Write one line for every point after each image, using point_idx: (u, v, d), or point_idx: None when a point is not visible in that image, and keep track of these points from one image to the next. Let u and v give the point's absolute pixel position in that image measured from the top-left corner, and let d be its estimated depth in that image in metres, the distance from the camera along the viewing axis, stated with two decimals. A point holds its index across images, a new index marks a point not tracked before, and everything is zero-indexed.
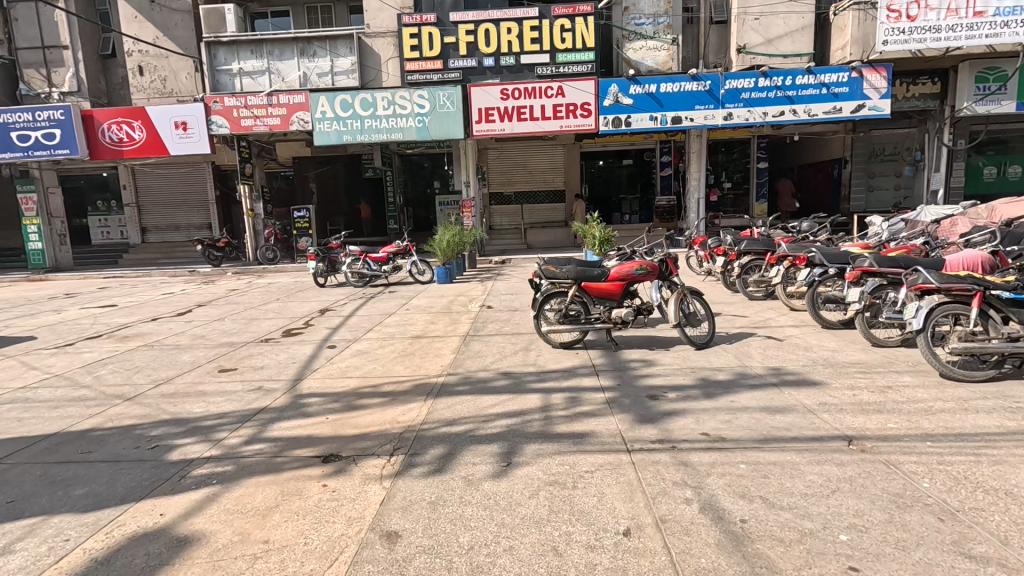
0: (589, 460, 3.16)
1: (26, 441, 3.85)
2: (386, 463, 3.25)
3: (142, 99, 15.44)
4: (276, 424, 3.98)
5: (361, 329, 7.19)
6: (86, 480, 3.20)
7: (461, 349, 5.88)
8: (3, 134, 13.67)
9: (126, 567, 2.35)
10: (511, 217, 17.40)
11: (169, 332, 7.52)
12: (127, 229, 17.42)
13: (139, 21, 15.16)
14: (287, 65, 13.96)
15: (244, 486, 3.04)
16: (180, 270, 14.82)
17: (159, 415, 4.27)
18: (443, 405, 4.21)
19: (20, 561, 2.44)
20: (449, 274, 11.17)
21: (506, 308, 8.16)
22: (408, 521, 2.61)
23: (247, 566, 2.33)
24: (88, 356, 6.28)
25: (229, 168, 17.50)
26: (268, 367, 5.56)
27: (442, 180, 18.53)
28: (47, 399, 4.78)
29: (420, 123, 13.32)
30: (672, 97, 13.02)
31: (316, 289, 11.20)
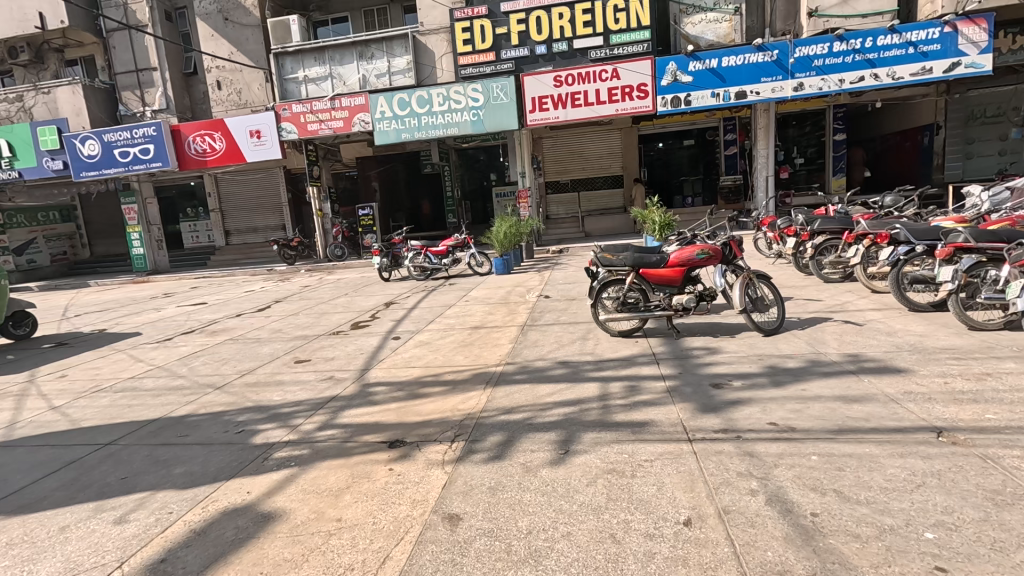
0: (648, 449, 3.11)
1: (135, 425, 4.34)
2: (447, 449, 3.36)
3: (222, 111, 16.70)
4: (346, 411, 4.23)
5: (422, 321, 7.44)
6: (185, 460, 3.57)
7: (519, 338, 5.95)
8: (107, 151, 15.17)
9: (219, 539, 2.60)
10: (568, 206, 17.26)
11: (251, 326, 8.14)
12: (213, 232, 18.94)
13: (216, 39, 16.37)
14: (348, 69, 14.54)
15: (318, 468, 3.26)
16: (260, 269, 15.95)
17: (244, 403, 4.66)
18: (501, 393, 4.29)
19: (134, 529, 2.77)
20: (507, 264, 11.27)
21: (563, 297, 8.14)
22: (469, 505, 2.70)
23: (323, 541, 2.51)
24: (184, 350, 6.94)
25: (299, 172, 18.55)
26: (338, 358, 5.90)
27: (498, 172, 18.72)
28: (152, 388, 5.34)
29: (475, 116, 13.43)
30: (735, 71, 12.33)
31: (381, 283, 11.70)
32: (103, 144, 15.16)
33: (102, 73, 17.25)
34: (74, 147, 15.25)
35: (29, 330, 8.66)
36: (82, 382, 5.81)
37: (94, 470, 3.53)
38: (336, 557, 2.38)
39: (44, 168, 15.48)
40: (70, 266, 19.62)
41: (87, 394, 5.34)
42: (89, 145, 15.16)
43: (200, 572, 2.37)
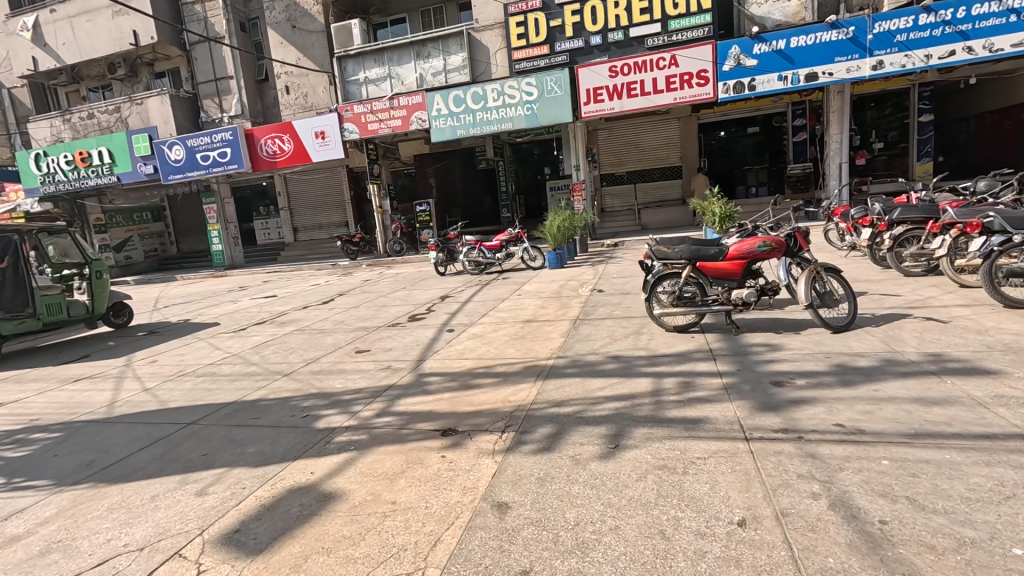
0: (701, 446, 3.03)
1: (214, 407, 4.72)
2: (497, 440, 3.42)
3: (290, 114, 17.68)
4: (402, 400, 4.39)
5: (476, 314, 7.58)
6: (256, 441, 3.84)
7: (570, 332, 5.93)
8: (190, 155, 16.44)
9: (286, 514, 2.79)
10: (624, 198, 16.93)
11: (316, 318, 8.61)
12: (283, 230, 20.12)
13: (285, 46, 17.32)
14: (405, 69, 14.94)
15: (376, 453, 3.41)
16: (325, 264, 16.77)
17: (309, 389, 4.95)
18: (552, 386, 4.30)
19: (213, 500, 3.03)
20: (560, 258, 11.25)
21: (617, 291, 8.02)
22: (517, 494, 2.74)
23: (379, 522, 2.64)
24: (257, 339, 7.45)
25: (360, 170, 19.31)
26: (395, 349, 6.12)
27: (552, 166, 18.72)
28: (229, 374, 5.79)
29: (529, 110, 13.41)
30: (805, 51, 11.58)
31: (437, 277, 11.99)
32: (186, 150, 16.43)
33: (186, 83, 18.68)
34: (163, 152, 16.63)
35: (127, 319, 9.56)
36: (170, 367, 6.39)
37: (178, 446, 3.88)
38: (391, 538, 2.50)
39: (138, 172, 17.00)
40: (160, 261, 21.51)
41: (174, 377, 5.87)
42: (175, 150, 16.50)
43: (268, 544, 2.55)
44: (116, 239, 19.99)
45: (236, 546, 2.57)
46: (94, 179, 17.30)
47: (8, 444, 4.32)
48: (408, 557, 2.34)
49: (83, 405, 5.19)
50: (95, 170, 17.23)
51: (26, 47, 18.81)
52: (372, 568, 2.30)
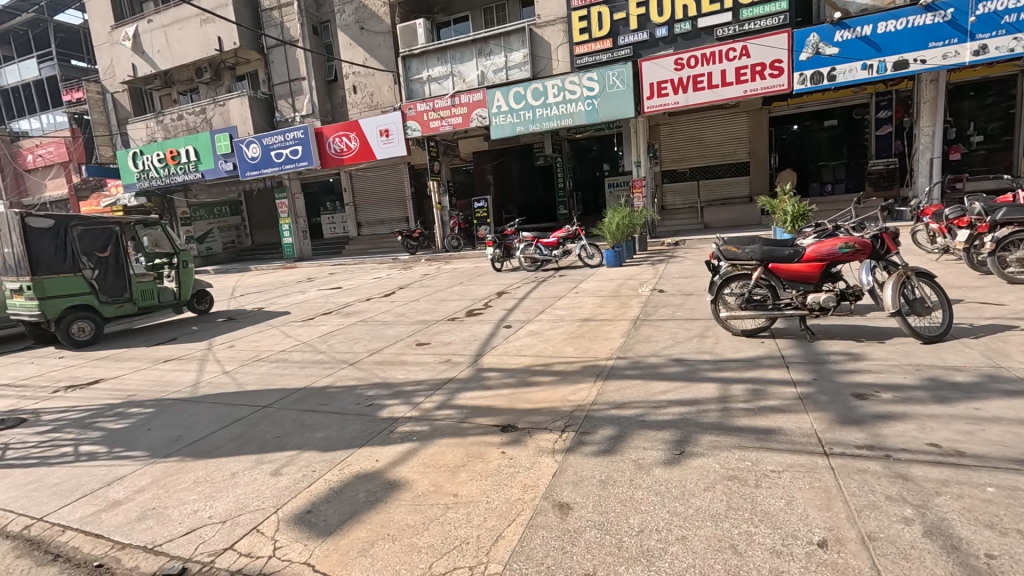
0: (775, 458, 2.86)
1: (285, 391, 4.99)
2: (557, 438, 3.39)
3: (357, 113, 18.38)
4: (461, 393, 4.45)
5: (533, 311, 7.57)
6: (324, 426, 4.02)
7: (631, 333, 5.79)
8: (265, 153, 17.44)
9: (353, 499, 2.90)
10: (686, 195, 16.38)
11: (378, 310, 8.90)
12: (348, 224, 20.99)
13: (353, 48, 18.01)
14: (467, 66, 15.11)
15: (436, 445, 3.48)
16: (386, 258, 17.33)
17: (373, 378, 5.14)
18: (612, 387, 4.22)
19: (287, 481, 3.20)
20: (619, 257, 11.03)
21: (679, 292, 7.75)
22: (579, 495, 2.71)
23: (441, 513, 2.68)
24: (324, 328, 7.82)
25: (420, 167, 19.79)
26: (454, 342, 6.23)
27: (611, 162, 18.42)
28: (299, 360, 6.10)
29: (590, 106, 13.21)
30: (894, 38, 10.70)
31: (493, 273, 12.09)
32: (262, 148, 17.45)
33: (263, 85, 19.83)
34: (241, 150, 17.75)
35: (209, 306, 10.28)
36: (246, 352, 6.82)
37: (254, 427, 4.13)
38: (453, 530, 2.53)
39: (219, 169, 18.24)
40: (237, 252, 23.01)
41: (250, 362, 6.27)
42: (252, 148, 17.56)
43: (336, 527, 2.65)
44: (199, 231, 21.57)
45: (307, 527, 2.68)
46: (181, 175, 18.75)
47: (110, 416, 4.76)
48: (470, 551, 2.37)
49: (172, 384, 5.65)
50: (183, 167, 18.67)
51: (128, 55, 20.67)
52: (435, 559, 2.34)
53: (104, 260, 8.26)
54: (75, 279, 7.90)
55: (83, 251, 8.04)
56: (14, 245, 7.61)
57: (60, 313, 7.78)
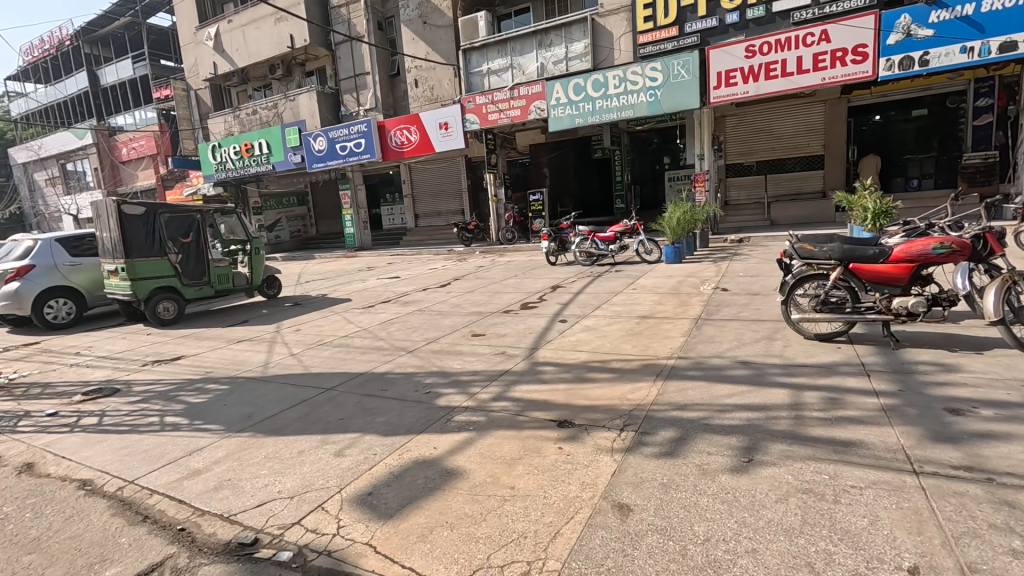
0: (855, 473, 2.66)
1: (347, 375, 5.17)
2: (616, 437, 3.31)
3: (418, 107, 18.75)
4: (517, 386, 4.45)
5: (588, 306, 7.45)
6: (384, 411, 4.13)
7: (692, 332, 5.57)
8: (331, 146, 18.16)
9: (412, 484, 2.96)
10: (751, 190, 15.62)
11: (434, 300, 9.05)
12: (406, 216, 21.52)
13: (416, 42, 18.34)
14: (528, 58, 15.04)
15: (493, 436, 3.49)
16: (442, 250, 17.64)
17: (430, 367, 5.23)
18: (673, 388, 4.07)
19: (350, 462, 3.31)
20: (679, 253, 10.65)
21: (744, 291, 7.39)
22: (639, 497, 2.63)
23: (498, 505, 2.68)
24: (383, 316, 8.05)
25: (478, 160, 19.96)
26: (509, 335, 6.23)
27: (672, 155, 17.88)
28: (360, 346, 6.31)
29: (652, 97, 12.79)
30: (1000, 16, 9.67)
31: (548, 267, 12.02)
32: (328, 141, 18.18)
33: (331, 80, 20.59)
34: (309, 144, 18.57)
35: (277, 291, 10.84)
36: (311, 336, 7.14)
37: (318, 408, 4.31)
38: (511, 523, 2.52)
39: (288, 161, 19.16)
40: (303, 241, 24.15)
41: (315, 345, 6.57)
42: (319, 141, 18.33)
43: (396, 511, 2.71)
44: (269, 220, 22.80)
45: (368, 509, 2.76)
46: (255, 167, 19.85)
47: (190, 391, 5.12)
48: (528, 545, 2.35)
49: (245, 364, 5.99)
50: (256, 159, 19.76)
51: (209, 54, 22.07)
52: (493, 550, 2.34)
53: (186, 245, 8.88)
54: (162, 262, 8.55)
55: (168, 237, 8.68)
56: (110, 230, 8.28)
57: (149, 293, 8.46)
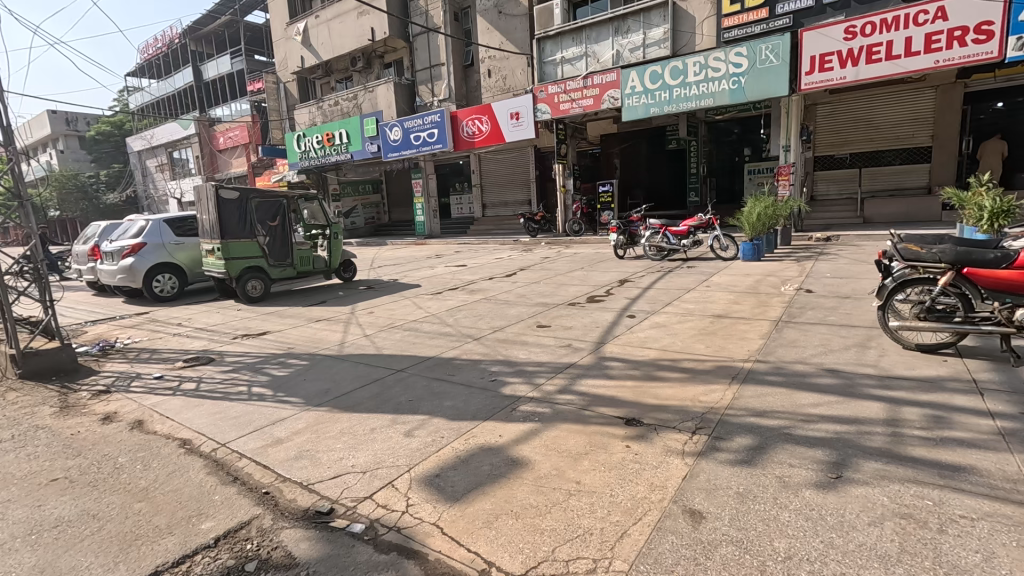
0: (966, 502, 2.38)
1: (416, 359, 5.33)
2: (688, 440, 3.18)
3: (490, 96, 18.88)
4: (583, 380, 4.39)
5: (658, 302, 7.21)
6: (451, 396, 4.21)
7: (771, 335, 5.23)
8: (406, 136, 18.73)
9: (478, 470, 3.00)
10: (843, 184, 14.45)
11: (500, 289, 9.12)
12: (474, 205, 21.84)
13: (490, 32, 18.40)
14: (603, 46, 14.67)
15: (558, 429, 3.46)
16: (508, 239, 17.75)
17: (495, 355, 5.27)
18: (750, 393, 3.84)
19: (420, 442, 3.41)
20: (758, 250, 10.02)
21: (832, 293, 6.84)
22: (713, 504, 2.50)
23: (564, 499, 2.66)
24: (450, 303, 8.22)
25: (547, 150, 19.85)
26: (575, 327, 6.16)
27: (753, 146, 16.91)
28: (428, 331, 6.49)
29: (736, 84, 12.09)
30: None
31: (615, 260, 11.76)
32: (403, 131, 18.76)
33: (407, 71, 21.17)
34: (386, 134, 19.28)
35: (352, 274, 11.37)
36: (382, 318, 7.43)
37: (389, 389, 4.47)
38: (576, 518, 2.49)
39: (365, 150, 19.97)
40: (376, 227, 25.19)
41: (387, 328, 6.83)
42: (394, 132, 18.97)
43: (462, 495, 2.76)
44: (346, 207, 23.97)
45: (435, 490, 2.83)
46: (335, 156, 20.89)
47: (274, 364, 5.50)
48: (594, 542, 2.31)
49: (323, 342, 6.35)
50: (336, 148, 20.77)
51: (298, 48, 23.39)
52: (558, 543, 2.32)
53: (273, 228, 9.51)
54: (251, 244, 9.20)
55: (258, 220, 9.33)
56: (209, 213, 8.98)
57: (239, 271, 9.15)
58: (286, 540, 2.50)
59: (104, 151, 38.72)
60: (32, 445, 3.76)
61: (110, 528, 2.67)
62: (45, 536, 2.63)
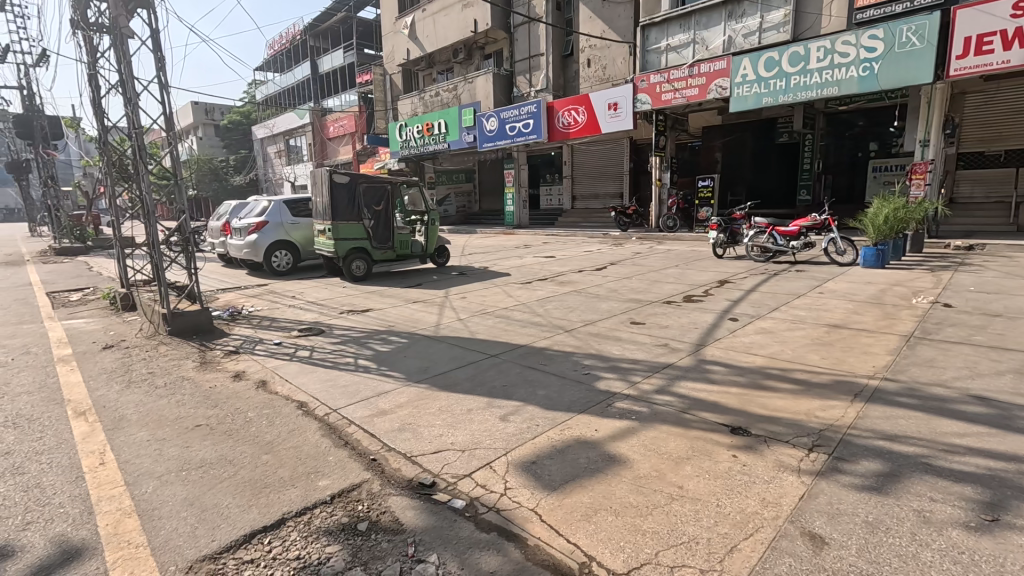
0: None
1: (508, 346, 5.40)
2: (805, 457, 2.93)
3: (588, 87, 18.59)
4: (681, 381, 4.21)
5: (763, 306, 6.72)
6: (545, 386, 4.22)
7: (901, 352, 4.68)
8: (501, 126, 18.96)
9: (574, 463, 2.97)
10: (992, 186, 12.58)
11: (591, 283, 8.99)
12: (563, 197, 21.74)
13: (593, 20, 18.04)
14: (713, 32, 13.84)
15: (657, 430, 3.34)
16: (597, 233, 17.47)
17: (588, 349, 5.21)
18: (878, 413, 3.46)
19: (515, 427, 3.46)
20: (882, 257, 9.01)
21: (977, 310, 5.97)
22: (836, 530, 2.29)
23: (666, 502, 2.56)
24: (540, 293, 8.24)
25: (643, 142, 19.21)
26: (672, 327, 5.91)
27: (880, 141, 15.23)
28: (520, 320, 6.55)
29: (867, 70, 10.88)
30: None
31: (713, 259, 11.14)
32: (499, 121, 19.01)
33: (506, 62, 21.39)
34: (482, 124, 19.65)
35: (446, 260, 11.79)
36: (475, 304, 7.62)
37: (484, 373, 4.58)
38: (680, 525, 2.38)
39: (462, 140, 20.56)
40: (467, 216, 25.93)
41: (479, 314, 7.00)
42: (490, 122, 19.29)
43: (560, 485, 2.75)
44: (440, 195, 24.91)
45: (533, 477, 2.84)
46: (433, 145, 21.70)
47: (376, 340, 5.85)
48: (700, 552, 2.20)
49: (420, 322, 6.65)
50: (435, 138, 21.56)
51: (405, 42, 24.51)
52: (662, 547, 2.24)
53: (377, 213, 10.07)
54: (358, 227, 9.82)
55: (365, 205, 9.91)
56: (323, 197, 9.71)
57: (346, 252, 9.81)
58: (394, 507, 2.64)
59: (234, 139, 43.22)
60: (179, 393, 4.31)
61: (244, 474, 2.98)
62: (192, 474, 2.99)
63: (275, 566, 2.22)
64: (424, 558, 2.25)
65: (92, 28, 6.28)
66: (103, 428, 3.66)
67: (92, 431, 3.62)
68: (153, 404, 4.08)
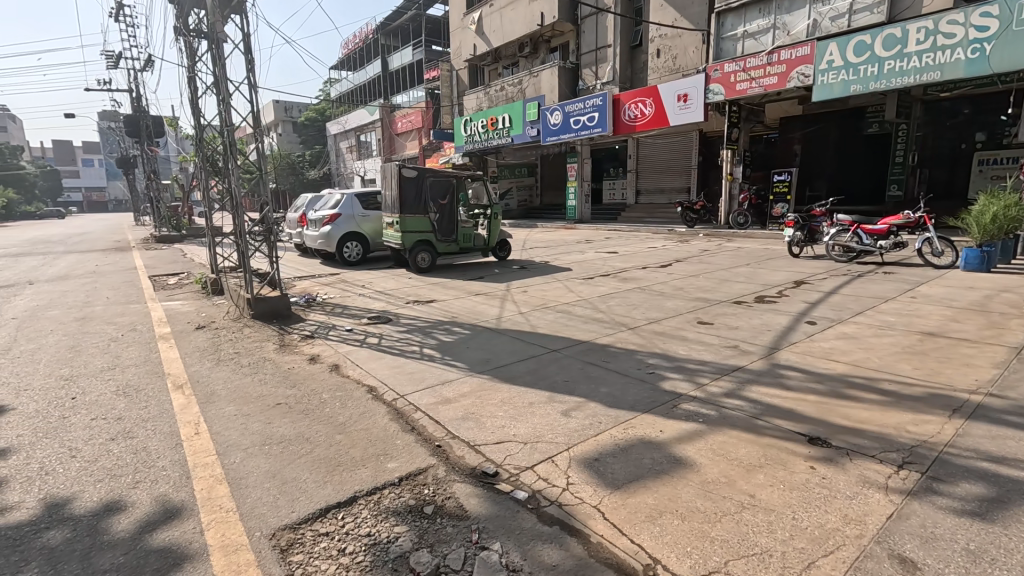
0: None
1: (569, 341, 5.37)
2: (893, 474, 2.71)
3: (656, 78, 18.01)
4: (753, 386, 4.00)
5: (844, 310, 6.26)
6: (608, 383, 4.16)
7: (1010, 365, 4.20)
8: (566, 120, 18.81)
9: (638, 462, 2.91)
10: None
11: (655, 280, 8.75)
12: (627, 192, 21.27)
13: (664, 8, 17.44)
14: (797, 16, 12.99)
15: (726, 434, 3.21)
16: (661, 229, 16.96)
17: (652, 347, 5.08)
18: (980, 432, 3.13)
19: (577, 423, 3.44)
20: (987, 259, 8.11)
21: None
22: (930, 556, 2.10)
23: (736, 510, 2.45)
24: (602, 289, 8.12)
25: (714, 134, 18.38)
26: (743, 328, 5.64)
27: (989, 131, 13.72)
28: (581, 315, 6.49)
29: (976, 52, 9.79)
30: None
31: (788, 258, 10.51)
32: (563, 115, 18.87)
33: (572, 54, 21.13)
34: (546, 118, 19.60)
35: (507, 254, 11.88)
36: (537, 298, 7.64)
37: (545, 367, 4.58)
38: (753, 535, 2.28)
39: (526, 134, 20.61)
40: (528, 210, 25.98)
41: (541, 308, 7.00)
42: (554, 116, 19.19)
43: (623, 484, 2.71)
44: (502, 189, 25.13)
45: (595, 474, 2.81)
46: (496, 140, 21.89)
47: (440, 330, 6.01)
48: (775, 564, 2.09)
49: (482, 314, 6.75)
50: (498, 132, 21.72)
51: (472, 37, 24.82)
52: (731, 557, 2.15)
53: (443, 207, 10.29)
54: (424, 220, 10.09)
55: (431, 199, 10.16)
56: (392, 190, 10.06)
57: (412, 244, 10.12)
58: (458, 493, 2.70)
59: (310, 135, 45.60)
60: (262, 373, 4.64)
61: (320, 451, 3.17)
62: (273, 448, 3.21)
63: (348, 540, 2.35)
64: (487, 545, 2.29)
65: (192, 35, 6.83)
66: (197, 401, 4.01)
67: (188, 403, 3.97)
68: (239, 382, 4.42)
